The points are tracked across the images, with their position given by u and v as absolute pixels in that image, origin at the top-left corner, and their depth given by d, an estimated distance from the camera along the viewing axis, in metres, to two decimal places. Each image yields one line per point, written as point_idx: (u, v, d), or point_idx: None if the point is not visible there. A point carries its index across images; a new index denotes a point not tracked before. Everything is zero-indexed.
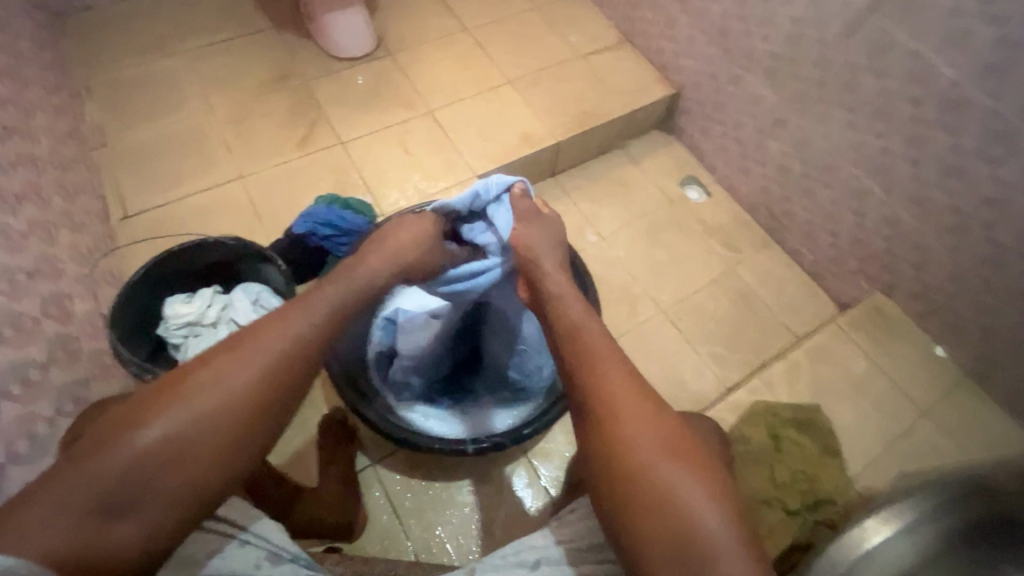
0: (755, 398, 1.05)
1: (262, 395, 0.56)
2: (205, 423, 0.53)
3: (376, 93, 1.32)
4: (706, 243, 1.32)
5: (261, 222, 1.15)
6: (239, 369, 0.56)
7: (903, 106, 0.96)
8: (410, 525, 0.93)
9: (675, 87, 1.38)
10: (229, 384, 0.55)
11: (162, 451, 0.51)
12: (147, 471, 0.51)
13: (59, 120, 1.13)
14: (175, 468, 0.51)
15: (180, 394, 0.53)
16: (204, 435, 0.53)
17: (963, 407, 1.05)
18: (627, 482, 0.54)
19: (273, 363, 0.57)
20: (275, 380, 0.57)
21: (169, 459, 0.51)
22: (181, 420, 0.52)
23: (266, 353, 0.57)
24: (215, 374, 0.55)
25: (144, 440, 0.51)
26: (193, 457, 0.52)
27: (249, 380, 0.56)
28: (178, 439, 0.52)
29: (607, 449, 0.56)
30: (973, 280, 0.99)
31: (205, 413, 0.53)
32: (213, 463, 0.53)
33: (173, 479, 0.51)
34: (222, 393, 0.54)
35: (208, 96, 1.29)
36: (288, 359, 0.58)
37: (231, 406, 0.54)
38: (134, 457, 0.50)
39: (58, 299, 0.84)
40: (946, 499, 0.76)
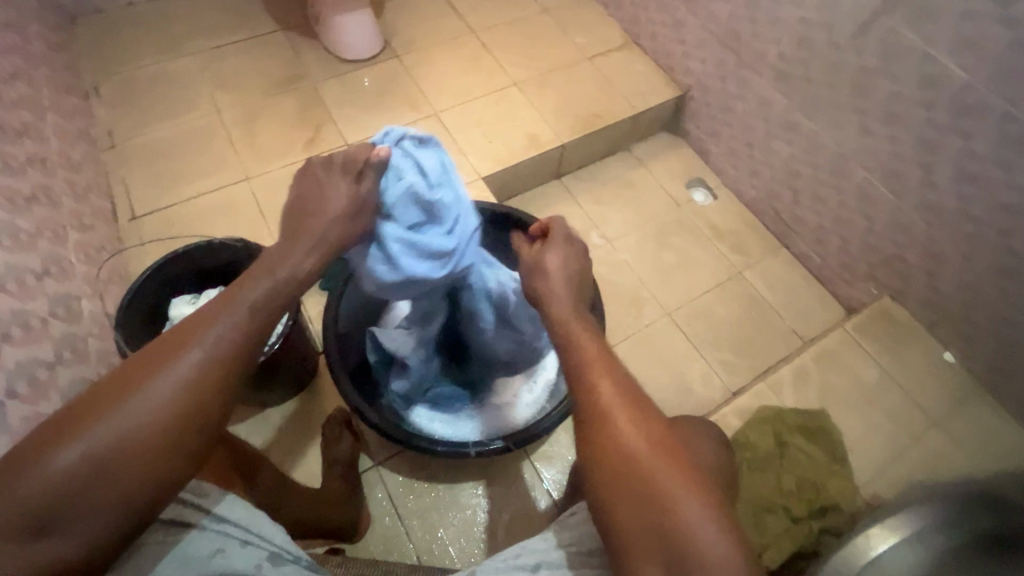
0: (761, 403, 1.04)
1: (204, 392, 0.51)
2: (132, 436, 0.47)
3: (383, 95, 1.33)
4: (713, 245, 1.31)
5: (268, 222, 1.16)
6: (165, 376, 0.50)
7: (914, 109, 0.95)
8: (413, 527, 0.93)
9: (682, 88, 1.38)
10: (152, 393, 0.49)
11: (84, 469, 0.45)
12: (70, 492, 0.45)
13: (69, 121, 1.14)
14: (115, 476, 0.47)
15: (97, 407, 0.47)
16: (133, 448, 0.47)
17: (973, 415, 1.04)
18: (628, 502, 0.51)
19: (223, 357, 0.52)
20: (208, 383, 0.51)
21: (93, 476, 0.46)
22: (101, 435, 0.46)
23: (193, 353, 0.51)
24: (142, 380, 0.49)
25: (61, 460, 0.45)
26: (124, 471, 0.47)
27: (176, 386, 0.50)
28: (103, 454, 0.46)
29: (610, 466, 0.53)
30: (984, 285, 0.98)
31: (136, 423, 0.48)
32: (148, 474, 0.48)
33: (103, 497, 0.46)
34: (148, 401, 0.48)
35: (216, 97, 1.30)
36: (223, 357, 0.52)
37: (161, 414, 0.49)
38: (52, 478, 0.44)
39: (65, 299, 0.85)
40: (957, 510, 0.75)
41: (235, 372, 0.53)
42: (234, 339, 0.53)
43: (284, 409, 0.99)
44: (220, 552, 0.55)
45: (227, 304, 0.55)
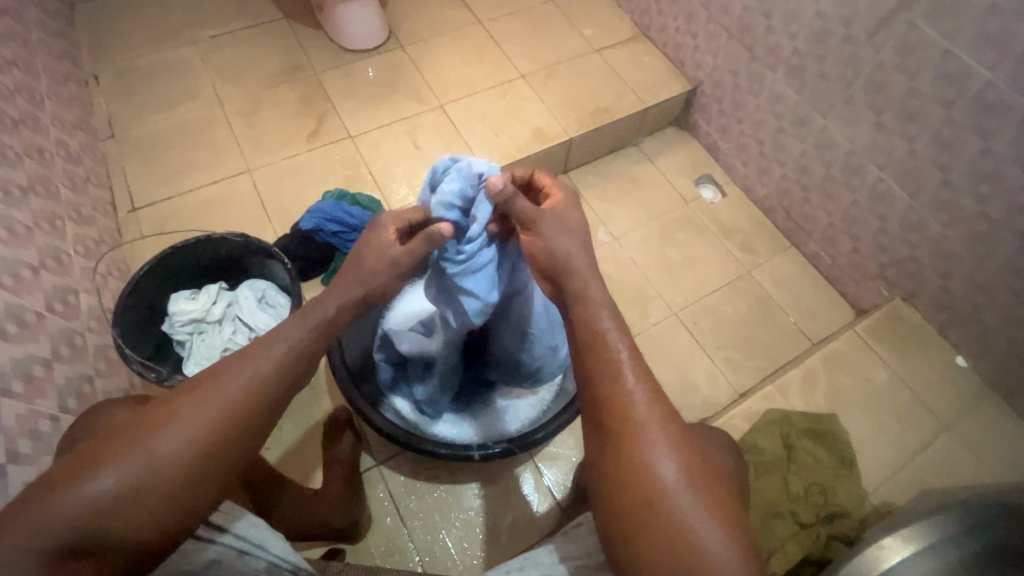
0: (769, 406, 1.02)
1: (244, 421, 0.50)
2: (166, 462, 0.46)
3: (386, 86, 1.30)
4: (721, 244, 1.29)
5: (269, 215, 1.14)
6: (207, 403, 0.49)
7: (933, 108, 0.92)
8: (415, 528, 0.92)
9: (692, 83, 1.35)
10: (191, 420, 0.47)
11: (123, 491, 0.44)
12: (105, 514, 0.44)
13: (68, 110, 1.12)
14: (150, 500, 0.45)
15: (141, 430, 0.46)
16: (167, 473, 0.46)
17: (985, 421, 1.02)
18: (645, 533, 0.48)
19: (265, 387, 0.51)
20: (246, 411, 0.50)
21: (130, 500, 0.45)
22: (142, 459, 0.45)
23: (235, 380, 0.50)
24: (184, 406, 0.48)
25: (101, 481, 0.44)
26: (158, 498, 0.46)
27: (217, 412, 0.49)
28: (140, 478, 0.45)
29: (633, 493, 0.49)
30: (1001, 289, 0.96)
31: (174, 449, 0.46)
32: (180, 502, 0.47)
33: (135, 522, 0.45)
34: (189, 426, 0.47)
35: (217, 86, 1.27)
36: (263, 385, 0.51)
37: (200, 441, 0.47)
38: (89, 498, 0.43)
39: (63, 294, 0.83)
40: (970, 521, 0.73)
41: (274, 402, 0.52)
42: (274, 366, 0.53)
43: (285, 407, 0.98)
44: (217, 560, 0.54)
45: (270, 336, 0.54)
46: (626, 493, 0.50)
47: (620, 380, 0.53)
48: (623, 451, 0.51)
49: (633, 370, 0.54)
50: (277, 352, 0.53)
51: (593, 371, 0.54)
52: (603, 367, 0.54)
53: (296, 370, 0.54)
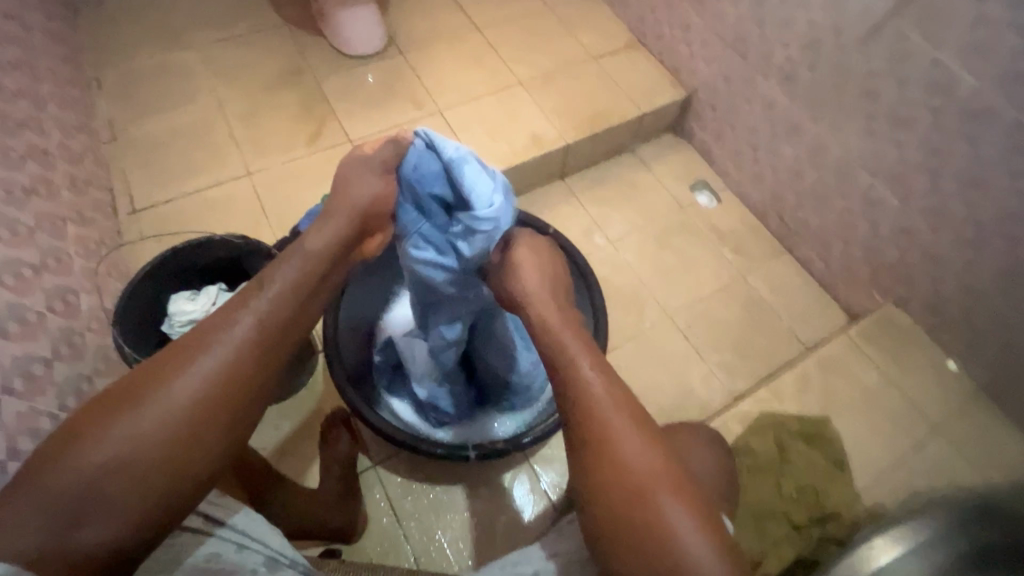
0: (763, 408, 1.03)
1: (229, 385, 0.52)
2: (155, 428, 0.48)
3: (385, 91, 1.32)
4: (716, 248, 1.31)
5: (268, 217, 1.15)
6: (188, 371, 0.51)
7: (922, 115, 0.94)
8: (411, 529, 0.92)
9: (687, 89, 1.37)
10: (175, 387, 0.50)
11: (118, 458, 0.47)
12: (96, 490, 0.46)
13: (70, 113, 1.13)
14: (146, 466, 0.47)
15: (126, 402, 0.49)
16: (157, 437, 0.48)
17: (975, 423, 1.03)
18: (627, 536, 0.49)
19: (245, 350, 0.54)
20: (229, 383, 0.52)
21: (125, 466, 0.47)
22: (130, 427, 0.48)
23: (215, 355, 0.53)
24: (167, 376, 0.51)
25: (90, 457, 0.46)
26: (153, 463, 0.48)
27: (200, 384, 0.51)
28: (129, 453, 0.47)
29: (612, 497, 0.50)
30: (989, 293, 0.97)
31: (163, 414, 0.49)
32: (170, 473, 0.48)
33: (126, 496, 0.46)
34: (174, 394, 0.50)
35: (218, 90, 1.28)
36: (244, 358, 0.54)
37: (184, 412, 0.50)
38: (80, 474, 0.45)
39: (63, 294, 0.84)
40: (958, 520, 0.74)
41: (255, 365, 0.54)
42: (254, 339, 0.55)
43: (283, 407, 0.98)
44: (217, 553, 0.55)
45: (241, 306, 0.56)
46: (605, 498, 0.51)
47: (591, 388, 0.54)
48: (599, 456, 0.52)
49: (600, 375, 0.55)
50: (254, 325, 0.55)
51: (564, 380, 0.56)
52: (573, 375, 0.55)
53: (278, 345, 0.57)
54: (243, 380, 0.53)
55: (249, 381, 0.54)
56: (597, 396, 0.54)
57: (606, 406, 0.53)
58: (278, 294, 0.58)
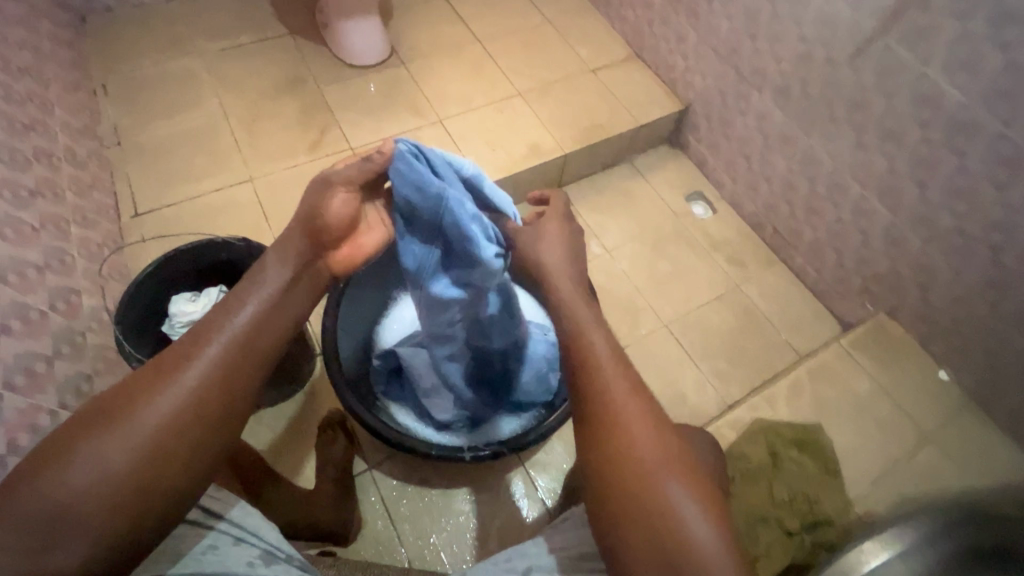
0: (756, 415, 1.04)
1: (206, 403, 0.51)
2: (134, 446, 0.48)
3: (385, 100, 1.34)
4: (710, 257, 1.32)
5: (269, 222, 1.17)
6: (168, 389, 0.50)
7: (911, 128, 0.96)
8: (405, 531, 0.93)
9: (683, 102, 1.40)
10: (154, 406, 0.49)
11: (98, 477, 0.46)
12: (72, 509, 0.45)
13: (75, 117, 1.15)
14: (125, 485, 0.47)
15: (103, 421, 0.48)
16: (137, 456, 0.48)
17: (966, 432, 1.04)
18: (644, 550, 0.49)
19: (226, 367, 0.53)
20: (206, 402, 0.51)
21: (107, 486, 0.46)
22: (109, 446, 0.47)
23: (194, 374, 0.52)
24: (146, 393, 0.50)
25: (68, 471, 0.46)
26: (133, 483, 0.47)
27: (178, 399, 0.50)
28: (108, 468, 0.47)
29: (633, 510, 0.50)
30: (978, 303, 0.99)
31: (141, 432, 0.48)
32: (151, 486, 0.48)
33: (101, 514, 0.46)
34: (149, 414, 0.49)
35: (221, 97, 1.31)
36: (220, 375, 0.53)
37: (160, 432, 0.49)
38: (56, 492, 0.45)
39: (65, 294, 0.85)
40: (946, 524, 0.75)
41: (232, 383, 0.53)
42: (231, 356, 0.54)
43: (279, 408, 0.99)
44: (213, 548, 0.55)
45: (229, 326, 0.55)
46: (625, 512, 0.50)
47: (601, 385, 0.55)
48: (623, 469, 0.52)
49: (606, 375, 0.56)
50: (228, 349, 0.54)
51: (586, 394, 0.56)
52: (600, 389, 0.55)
53: (259, 362, 0.56)
54: (223, 398, 0.52)
55: (228, 399, 0.53)
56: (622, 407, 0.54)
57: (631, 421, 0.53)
58: (253, 318, 0.57)
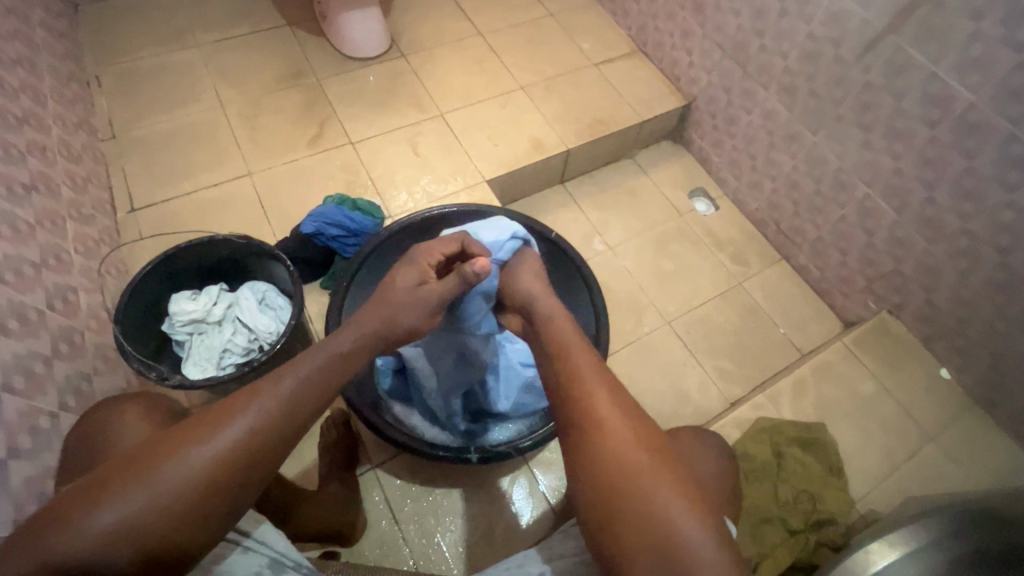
0: (760, 414, 1.04)
1: (243, 461, 0.50)
2: (166, 499, 0.47)
3: (386, 93, 1.32)
4: (713, 254, 1.32)
5: (269, 218, 1.15)
6: (209, 443, 0.50)
7: (919, 127, 0.96)
8: (410, 531, 0.92)
9: (687, 98, 1.39)
10: (193, 459, 0.49)
11: (126, 527, 0.46)
12: (101, 551, 0.45)
13: (70, 110, 1.12)
14: (151, 537, 0.46)
15: (142, 467, 0.48)
16: (169, 509, 0.47)
17: (968, 431, 1.04)
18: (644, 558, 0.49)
19: (266, 426, 0.52)
20: (243, 456, 0.51)
21: (134, 537, 0.46)
22: (143, 497, 0.47)
23: (237, 423, 0.51)
24: (189, 443, 0.49)
25: (98, 518, 0.45)
26: (159, 537, 0.47)
27: (216, 456, 0.49)
28: (139, 519, 0.46)
29: (625, 519, 0.51)
30: (983, 304, 0.99)
31: (176, 486, 0.48)
32: (175, 542, 0.47)
33: (129, 559, 0.46)
34: (186, 467, 0.48)
35: (219, 90, 1.28)
36: (258, 429, 0.52)
37: (194, 482, 0.48)
38: (82, 537, 0.45)
39: (63, 292, 0.84)
40: (952, 526, 0.75)
41: (271, 443, 0.52)
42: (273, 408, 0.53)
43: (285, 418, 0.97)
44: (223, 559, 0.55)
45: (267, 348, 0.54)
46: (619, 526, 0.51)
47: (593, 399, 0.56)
48: (616, 484, 0.52)
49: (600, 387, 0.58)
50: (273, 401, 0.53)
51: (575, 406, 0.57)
52: (588, 403, 0.56)
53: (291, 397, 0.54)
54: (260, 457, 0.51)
55: (263, 459, 0.52)
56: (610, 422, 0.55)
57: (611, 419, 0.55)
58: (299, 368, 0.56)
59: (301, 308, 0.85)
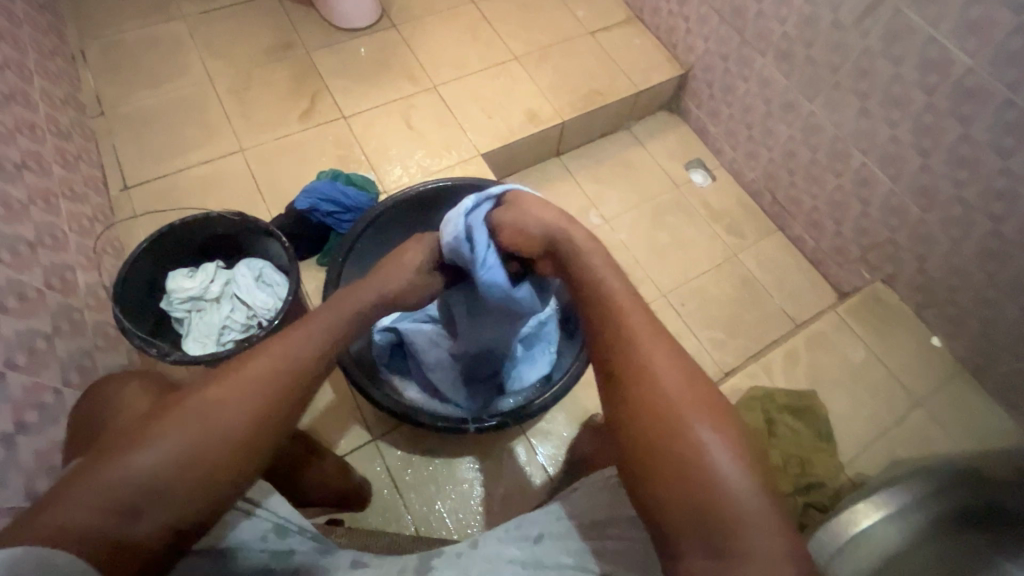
0: (753, 383, 1.06)
1: (280, 390, 0.55)
2: (214, 426, 0.51)
3: (378, 65, 1.30)
4: (709, 226, 1.32)
5: (263, 194, 1.15)
6: (246, 379, 0.54)
7: (916, 94, 0.95)
8: (411, 499, 0.95)
9: (683, 67, 1.36)
10: (237, 390, 0.53)
11: (178, 454, 0.49)
12: (157, 479, 0.48)
13: (56, 86, 1.11)
14: (201, 463, 0.50)
15: (188, 403, 0.52)
16: (216, 437, 0.51)
17: (955, 396, 1.07)
18: (683, 507, 0.49)
19: (294, 362, 0.57)
20: (282, 385, 0.55)
21: (185, 462, 0.49)
22: (192, 425, 0.51)
23: (247, 390, 0.54)
24: (231, 378, 0.54)
25: (152, 445, 0.49)
26: (210, 462, 0.50)
27: (258, 386, 0.54)
28: (190, 444, 0.50)
29: (667, 469, 0.50)
30: (973, 271, 1.00)
31: (224, 413, 0.52)
32: (224, 468, 0.51)
33: (185, 484, 0.49)
34: (231, 396, 0.53)
35: (207, 64, 1.26)
36: (268, 395, 0.54)
37: (238, 412, 0.53)
38: (136, 468, 0.48)
39: (60, 270, 0.84)
40: (937, 487, 0.77)
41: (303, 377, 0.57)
42: (273, 383, 0.55)
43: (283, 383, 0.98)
44: (227, 523, 0.57)
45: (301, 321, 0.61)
46: (659, 478, 0.50)
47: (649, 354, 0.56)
48: (663, 429, 0.52)
49: (643, 334, 0.57)
50: (304, 339, 0.59)
51: (626, 362, 0.56)
52: (640, 352, 0.56)
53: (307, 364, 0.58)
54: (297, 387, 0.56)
55: (299, 390, 0.57)
56: (664, 381, 0.54)
57: (663, 372, 0.54)
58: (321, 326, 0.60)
59: (298, 285, 0.85)
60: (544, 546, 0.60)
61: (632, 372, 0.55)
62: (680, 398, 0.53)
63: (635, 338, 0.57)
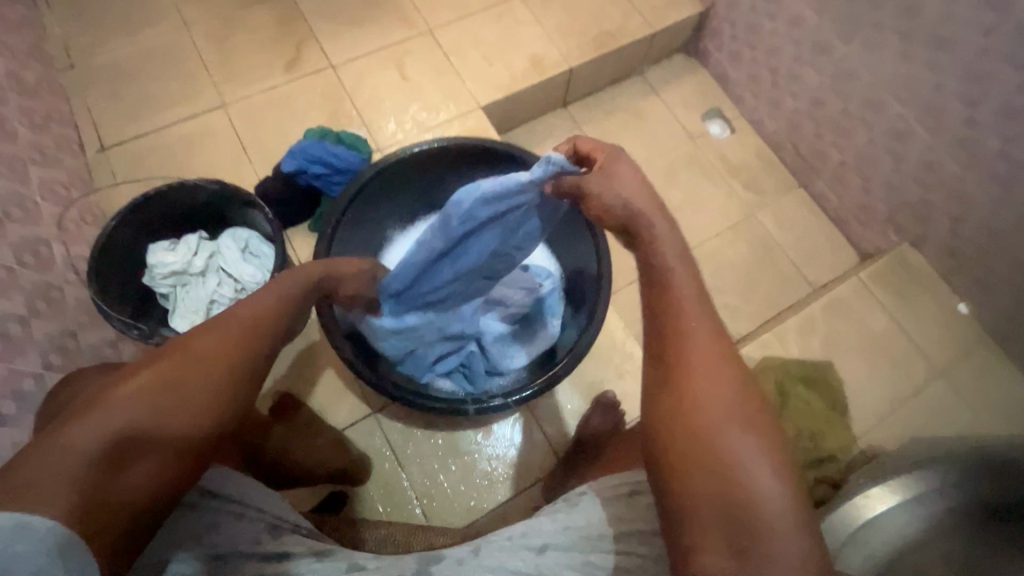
0: (765, 353, 1.02)
1: (252, 339, 0.57)
2: (192, 375, 0.53)
3: (368, 6, 1.18)
4: (726, 183, 1.23)
5: (248, 153, 1.07)
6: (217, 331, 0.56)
7: (968, 36, 0.84)
8: (413, 473, 0.94)
9: (705, 3, 1.23)
10: (209, 340, 0.55)
11: (157, 404, 0.50)
12: (138, 430, 0.49)
13: (17, 35, 1.01)
14: (182, 412, 0.52)
15: (161, 356, 0.53)
16: (194, 385, 0.52)
17: (977, 365, 1.02)
18: (710, 507, 0.49)
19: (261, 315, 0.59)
20: (251, 333, 0.57)
21: (166, 412, 0.51)
22: (169, 377, 0.52)
23: (220, 340, 0.55)
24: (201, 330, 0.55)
25: (127, 395, 0.50)
26: (191, 411, 0.52)
27: (228, 335, 0.56)
28: (168, 394, 0.51)
29: (699, 472, 0.50)
30: (1012, 236, 0.92)
31: (200, 362, 0.53)
32: (205, 415, 0.53)
33: (166, 435, 0.51)
34: (203, 345, 0.54)
35: (181, 7, 1.15)
36: (241, 345, 0.56)
37: (215, 361, 0.54)
38: (114, 422, 0.48)
39: (33, 245, 0.79)
40: (957, 471, 0.74)
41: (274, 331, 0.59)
42: (251, 334, 0.57)
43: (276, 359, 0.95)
44: (219, 526, 0.57)
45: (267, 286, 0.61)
46: (688, 477, 0.50)
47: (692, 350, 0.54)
48: (699, 435, 0.51)
49: (695, 323, 0.55)
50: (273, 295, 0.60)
51: (666, 348, 0.55)
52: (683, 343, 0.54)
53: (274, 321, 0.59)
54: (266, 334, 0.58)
55: (268, 341, 0.58)
56: (702, 374, 0.53)
57: (702, 365, 0.53)
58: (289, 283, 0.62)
59: (282, 258, 0.80)
60: (548, 560, 0.58)
61: (671, 361, 0.54)
62: (716, 402, 0.52)
63: (681, 323, 0.55)
